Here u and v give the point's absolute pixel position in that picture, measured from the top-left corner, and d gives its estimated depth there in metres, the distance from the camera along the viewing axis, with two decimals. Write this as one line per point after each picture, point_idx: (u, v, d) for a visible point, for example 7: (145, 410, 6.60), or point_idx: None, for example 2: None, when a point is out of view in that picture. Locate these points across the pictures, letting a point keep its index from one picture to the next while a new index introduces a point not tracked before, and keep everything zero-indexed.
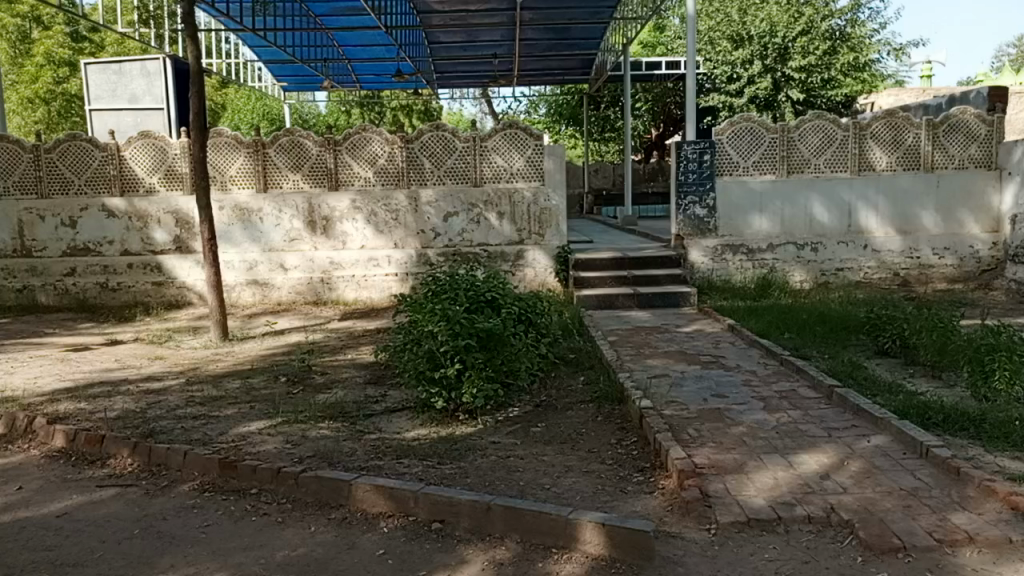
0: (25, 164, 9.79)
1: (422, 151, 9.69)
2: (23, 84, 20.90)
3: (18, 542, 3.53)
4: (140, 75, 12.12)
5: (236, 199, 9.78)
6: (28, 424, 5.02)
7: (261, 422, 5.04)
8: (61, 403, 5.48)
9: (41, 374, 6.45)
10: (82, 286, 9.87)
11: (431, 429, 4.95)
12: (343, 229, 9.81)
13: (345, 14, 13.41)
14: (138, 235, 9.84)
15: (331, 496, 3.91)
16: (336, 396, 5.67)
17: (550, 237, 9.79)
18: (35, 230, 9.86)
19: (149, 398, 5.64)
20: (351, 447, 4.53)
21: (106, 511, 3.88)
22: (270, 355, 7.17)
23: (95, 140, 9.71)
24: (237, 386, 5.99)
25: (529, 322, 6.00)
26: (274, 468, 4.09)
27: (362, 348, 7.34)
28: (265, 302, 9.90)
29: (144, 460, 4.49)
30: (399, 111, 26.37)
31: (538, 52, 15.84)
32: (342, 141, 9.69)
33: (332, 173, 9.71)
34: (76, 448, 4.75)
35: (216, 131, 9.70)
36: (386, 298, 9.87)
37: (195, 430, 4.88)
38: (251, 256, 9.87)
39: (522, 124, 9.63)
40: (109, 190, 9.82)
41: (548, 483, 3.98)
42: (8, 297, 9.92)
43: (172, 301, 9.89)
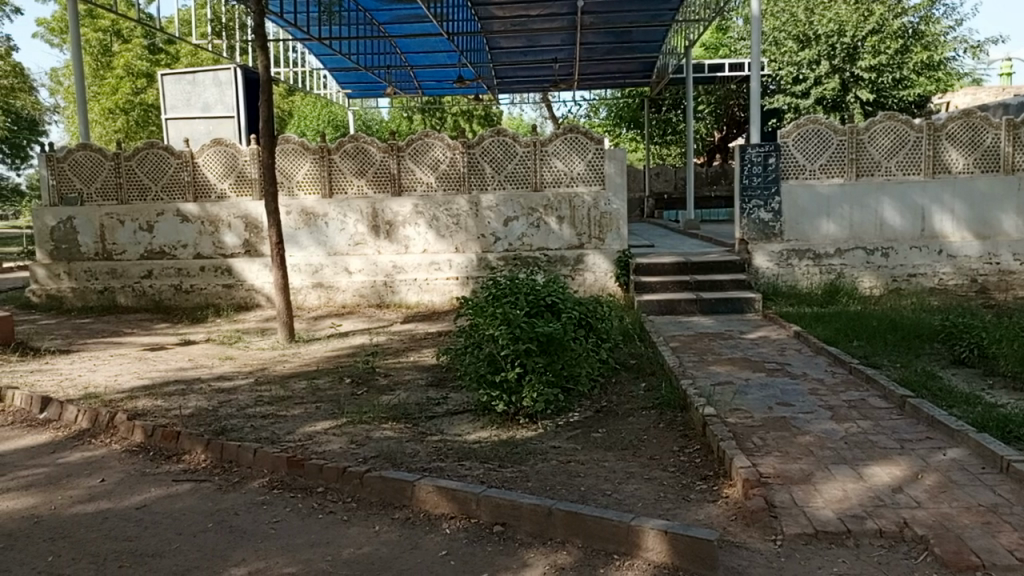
0: (106, 171, 10.28)
1: (483, 156, 9.79)
2: (105, 95, 21.99)
3: (101, 532, 3.70)
4: (212, 85, 12.55)
5: (303, 203, 10.04)
6: (109, 420, 5.25)
7: (327, 422, 5.16)
8: (140, 400, 5.72)
9: (120, 371, 6.75)
10: (158, 288, 10.26)
11: (492, 431, 4.98)
12: (406, 234, 9.97)
13: (407, 20, 13.64)
14: (210, 239, 10.20)
15: (394, 496, 3.98)
16: (399, 397, 5.76)
17: (611, 241, 9.74)
18: (115, 234, 10.31)
19: (221, 397, 5.84)
20: (414, 449, 4.61)
21: (182, 505, 4.03)
22: (334, 356, 7.34)
23: (170, 148, 10.13)
24: (304, 386, 6.15)
25: (590, 327, 5.98)
26: (340, 467, 4.19)
27: (424, 351, 7.44)
28: (330, 305, 10.08)
29: (217, 456, 4.65)
30: (460, 117, 26.73)
31: (599, 56, 15.82)
32: (405, 147, 9.86)
33: (395, 178, 9.90)
34: (153, 443, 4.95)
35: (284, 137, 9.98)
36: (447, 302, 9.94)
37: (263, 428, 5.03)
38: (317, 260, 10.10)
39: (583, 127, 9.61)
40: (184, 196, 10.21)
41: (608, 489, 3.97)
42: (90, 298, 10.39)
43: (241, 303, 10.18)
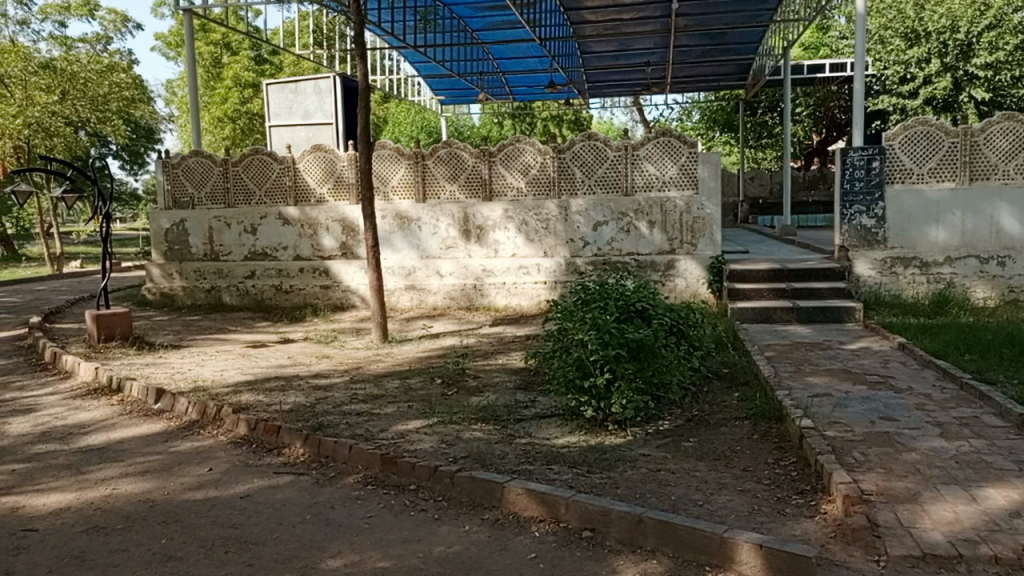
0: (216, 176, 10.88)
1: (574, 161, 9.79)
2: (215, 104, 23.25)
3: (208, 518, 3.91)
4: (313, 93, 13.03)
5: (398, 207, 10.31)
6: (216, 412, 5.54)
7: (418, 422, 5.28)
8: (244, 394, 6.00)
9: (226, 367, 7.11)
10: (260, 288, 10.73)
11: (580, 437, 4.97)
12: (496, 238, 10.08)
13: (500, 27, 13.83)
14: (309, 242, 10.59)
15: (484, 497, 4.03)
16: (488, 399, 5.82)
17: (703, 247, 9.55)
18: (222, 236, 10.86)
19: (318, 394, 6.06)
20: (503, 450, 4.65)
21: (282, 496, 4.21)
22: (426, 357, 7.48)
23: (274, 154, 10.61)
24: (396, 385, 6.31)
25: (681, 334, 5.87)
26: (432, 466, 4.28)
27: (513, 354, 7.50)
28: (421, 306, 10.28)
29: (315, 451, 4.82)
30: (550, 122, 26.88)
31: (692, 58, 15.58)
32: (496, 152, 10.00)
33: (486, 182, 10.03)
34: (256, 436, 5.19)
35: (380, 143, 10.28)
36: (536, 306, 9.95)
37: (358, 425, 5.18)
38: (410, 263, 10.33)
39: (676, 131, 9.47)
40: (286, 200, 10.67)
41: (700, 499, 3.89)
42: (198, 297, 10.97)
43: (337, 303, 10.51)
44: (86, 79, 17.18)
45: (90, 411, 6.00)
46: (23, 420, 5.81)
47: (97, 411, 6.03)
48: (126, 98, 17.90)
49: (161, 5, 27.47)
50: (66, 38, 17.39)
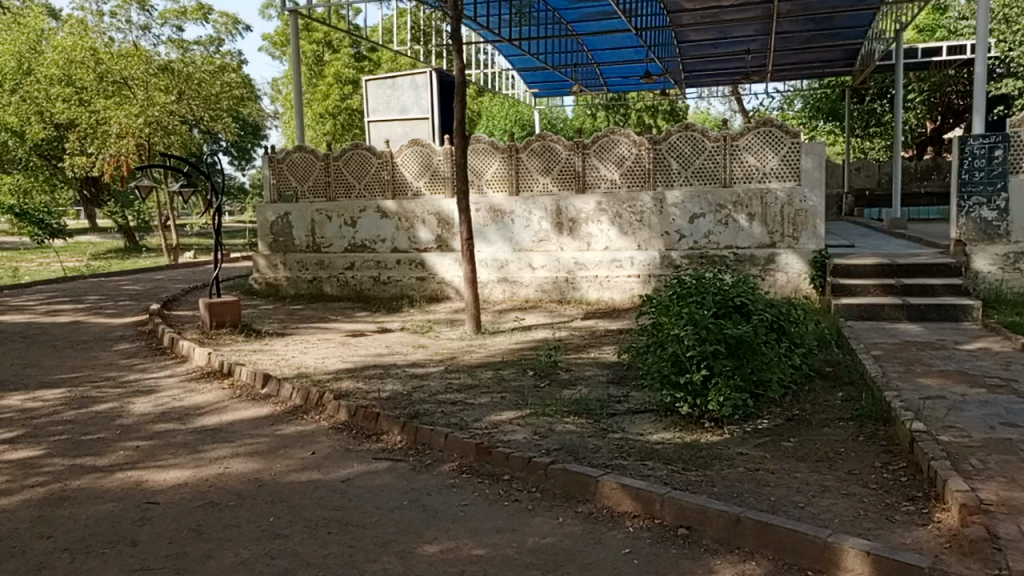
0: (318, 171, 11.28)
1: (669, 152, 9.64)
2: (317, 101, 24.18)
3: (312, 499, 4.08)
4: (410, 88, 13.29)
5: (492, 200, 10.41)
6: (319, 398, 5.76)
7: (511, 413, 5.32)
8: (344, 381, 6.22)
9: (328, 354, 7.38)
10: (359, 279, 11.06)
11: (675, 433, 4.89)
12: (588, 231, 10.02)
13: (595, 18, 13.71)
14: (406, 234, 10.84)
15: (578, 490, 4.03)
16: (581, 393, 5.81)
17: (806, 240, 9.19)
18: (324, 229, 11.25)
19: (415, 383, 6.21)
20: (596, 444, 4.63)
21: (381, 481, 4.35)
22: (518, 349, 7.54)
23: (373, 149, 10.91)
24: (490, 376, 6.39)
25: (782, 331, 5.67)
26: (526, 457, 4.31)
27: (605, 348, 7.45)
28: (513, 299, 10.35)
29: (411, 438, 4.94)
30: (644, 112, 26.52)
31: (796, 45, 15.00)
32: (591, 144, 9.94)
33: (580, 175, 10.01)
34: (356, 422, 5.37)
35: (475, 137, 10.41)
36: (629, 300, 9.82)
37: (453, 415, 5.28)
38: (503, 255, 10.42)
39: (778, 121, 9.15)
40: (384, 194, 10.96)
41: (802, 502, 3.76)
42: (301, 287, 11.41)
43: (432, 295, 10.71)
44: (200, 80, 18.20)
45: (204, 394, 6.35)
46: (144, 401, 6.21)
47: (210, 394, 6.38)
48: (235, 97, 18.89)
49: (268, 7, 28.71)
50: (182, 42, 18.42)
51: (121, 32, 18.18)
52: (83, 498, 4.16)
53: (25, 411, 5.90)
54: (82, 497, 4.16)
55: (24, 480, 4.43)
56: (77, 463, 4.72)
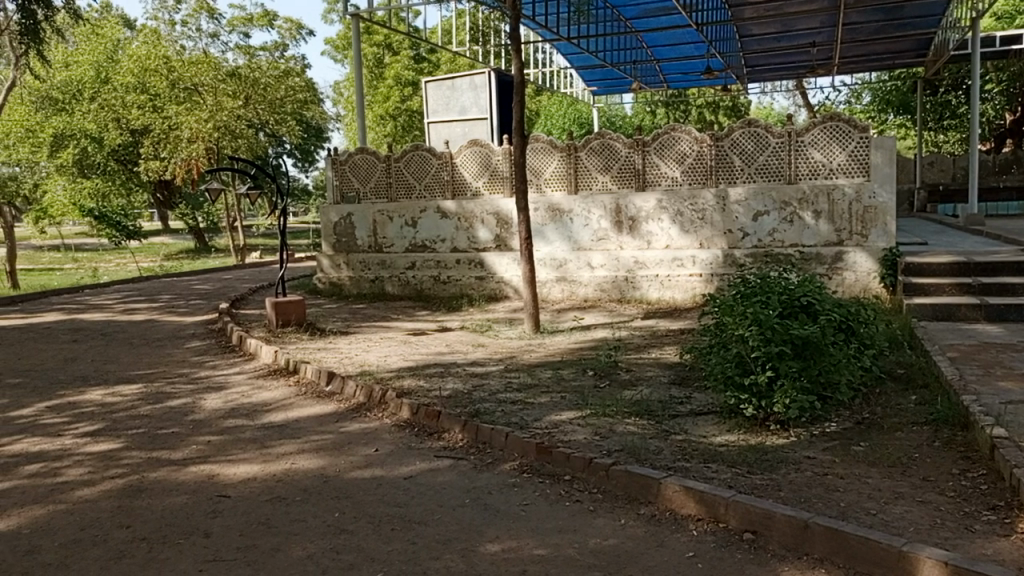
0: (379, 172, 11.45)
1: (732, 149, 9.45)
2: (377, 103, 24.60)
3: (376, 496, 4.14)
4: (469, 88, 13.37)
5: (551, 199, 10.39)
6: (381, 396, 5.85)
7: (571, 413, 5.31)
8: (406, 379, 6.30)
9: (389, 353, 7.49)
10: (419, 279, 11.19)
11: (739, 435, 4.81)
12: (649, 229, 9.92)
13: (655, 14, 13.55)
14: (466, 234, 10.93)
15: (640, 492, 3.99)
16: (642, 393, 5.75)
17: (875, 238, 8.91)
18: (385, 229, 11.42)
19: (475, 381, 6.25)
20: (658, 446, 4.57)
21: (443, 479, 4.39)
22: (578, 348, 7.51)
23: (433, 150, 11.02)
24: (550, 376, 6.38)
25: (851, 331, 5.51)
26: (587, 458, 4.29)
27: (667, 348, 7.36)
28: (572, 298, 10.31)
29: (473, 437, 4.98)
30: (705, 109, 26.11)
31: (864, 36, 14.54)
32: (651, 141, 9.83)
33: (640, 173, 9.91)
34: (418, 420, 5.43)
35: (534, 136, 10.41)
36: (690, 299, 9.67)
37: (513, 414, 5.29)
38: (562, 254, 10.39)
39: (845, 115, 8.87)
40: (444, 194, 11.06)
41: (874, 508, 3.64)
42: (363, 286, 11.61)
43: (491, 294, 10.76)
44: (266, 84, 18.70)
45: (271, 391, 6.52)
46: (215, 397, 6.41)
47: (277, 391, 6.54)
48: (299, 101, 19.36)
49: (330, 12, 29.32)
50: (249, 48, 18.96)
51: (191, 40, 18.82)
52: (159, 490, 4.32)
53: (104, 406, 6.17)
54: (157, 489, 4.32)
55: (105, 472, 4.63)
56: (153, 456, 4.91)
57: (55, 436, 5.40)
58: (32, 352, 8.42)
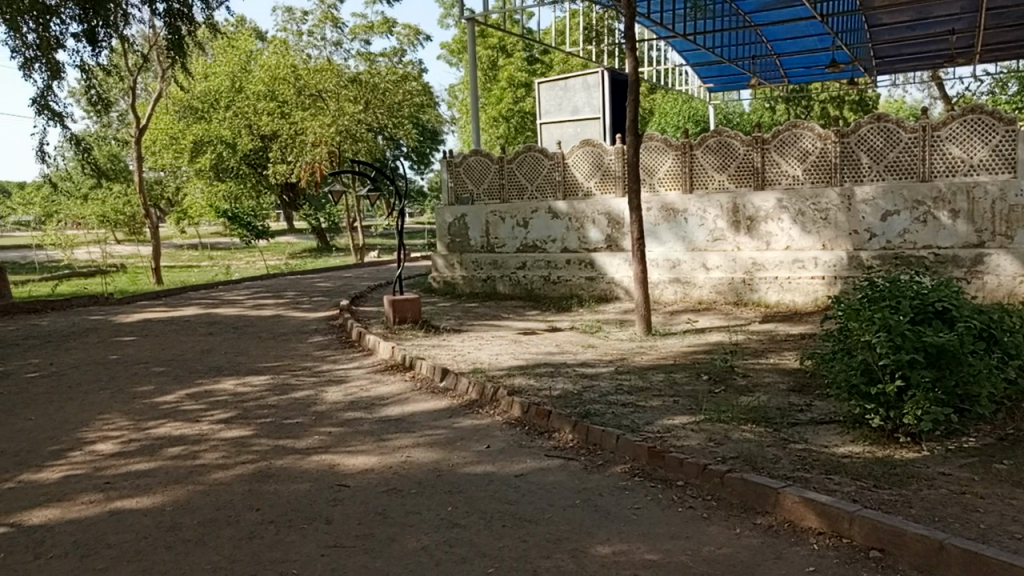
0: (492, 173, 11.63)
1: (859, 145, 8.99)
2: (491, 105, 25.04)
3: (488, 492, 4.21)
4: (582, 88, 13.35)
5: (664, 199, 10.22)
6: (493, 394, 5.94)
7: (685, 417, 5.20)
8: (517, 378, 6.36)
9: (501, 351, 7.60)
10: (530, 279, 11.27)
11: (865, 447, 4.56)
12: (768, 230, 9.57)
13: (776, 6, 13.07)
14: (577, 234, 10.91)
15: (756, 501, 3.86)
16: (759, 400, 5.56)
17: (1022, 239, 8.22)
18: (497, 229, 11.57)
19: (585, 382, 6.23)
20: (776, 454, 4.41)
21: (554, 478, 4.40)
22: (691, 352, 7.35)
23: (545, 150, 11.09)
24: (662, 379, 6.28)
25: (993, 340, 5.11)
26: (701, 464, 4.20)
27: (786, 353, 7.09)
28: (686, 300, 10.09)
29: (583, 438, 4.97)
30: (829, 103, 24.98)
31: (1011, 21, 13.45)
32: (771, 138, 9.49)
33: (759, 171, 9.59)
34: (529, 419, 5.47)
35: (648, 135, 10.28)
36: (812, 303, 9.25)
37: (624, 416, 5.24)
38: (675, 255, 10.19)
39: (989, 107, 8.25)
40: (556, 194, 11.10)
41: (1018, 532, 3.36)
42: (476, 285, 11.82)
43: (602, 294, 10.70)
44: (385, 89, 19.36)
45: (388, 386, 6.76)
46: (336, 389, 6.71)
47: (394, 385, 6.77)
48: (416, 104, 19.94)
49: (447, 16, 30.03)
50: (370, 54, 19.66)
51: (317, 49, 19.73)
52: (285, 476, 4.56)
53: (236, 395, 6.58)
54: (284, 476, 4.57)
55: (237, 456, 4.94)
56: (281, 444, 5.19)
57: (194, 421, 5.81)
58: (174, 343, 9.09)
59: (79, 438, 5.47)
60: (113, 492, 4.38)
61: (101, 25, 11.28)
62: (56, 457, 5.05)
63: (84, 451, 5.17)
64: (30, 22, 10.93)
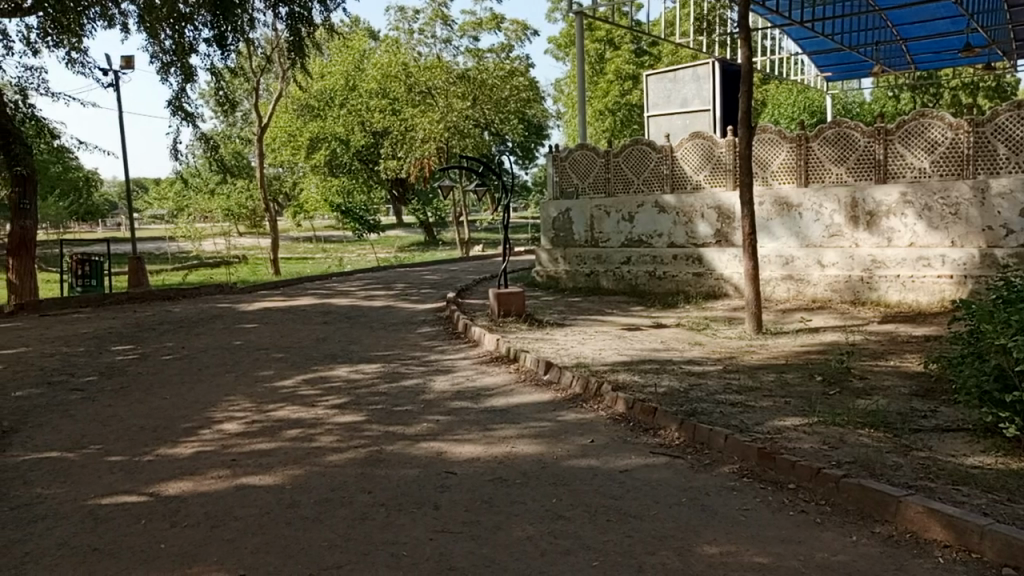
0: (598, 167, 11.58)
1: (996, 135, 8.37)
2: (597, 98, 24.91)
3: (592, 486, 4.22)
4: (691, 80, 13.07)
5: (778, 192, 9.89)
6: (597, 389, 5.93)
7: (797, 419, 5.02)
8: (621, 374, 6.33)
9: (604, 346, 7.57)
10: (635, 274, 11.14)
11: (998, 458, 4.25)
12: (890, 225, 9.07)
13: None
14: (684, 229, 10.70)
15: (875, 509, 3.68)
16: (878, 404, 5.30)
17: None
18: (602, 224, 11.51)
19: (692, 380, 6.12)
20: (897, 462, 4.19)
21: (660, 475, 4.36)
22: (804, 352, 7.08)
23: (653, 144, 10.95)
24: (773, 379, 6.08)
25: None
26: (815, 467, 4.05)
27: (908, 356, 6.72)
28: (800, 298, 9.72)
29: (690, 436, 4.89)
30: (960, 89, 23.39)
31: None
32: (895, 129, 8.99)
33: (881, 164, 9.12)
34: (633, 415, 5.44)
35: (761, 127, 9.98)
36: (938, 304, 8.68)
37: (733, 416, 5.11)
38: (789, 251, 9.83)
39: None
40: (663, 188, 10.93)
41: None
42: (579, 280, 11.80)
43: (710, 291, 10.45)
44: (493, 85, 19.62)
45: (493, 377, 6.87)
46: (444, 379, 6.89)
47: (499, 377, 6.88)
48: (523, 99, 20.10)
49: (554, 10, 30.04)
50: (478, 51, 19.94)
51: (427, 46, 20.18)
52: (396, 461, 4.73)
53: (350, 381, 6.87)
54: (395, 461, 4.74)
55: (351, 441, 5.16)
56: (391, 430, 5.38)
57: (311, 406, 6.10)
58: (292, 331, 9.58)
59: (208, 417, 5.86)
60: (239, 469, 4.67)
61: (229, 30, 11.87)
62: (189, 434, 5.43)
63: (212, 430, 5.53)
64: (167, 30, 11.77)
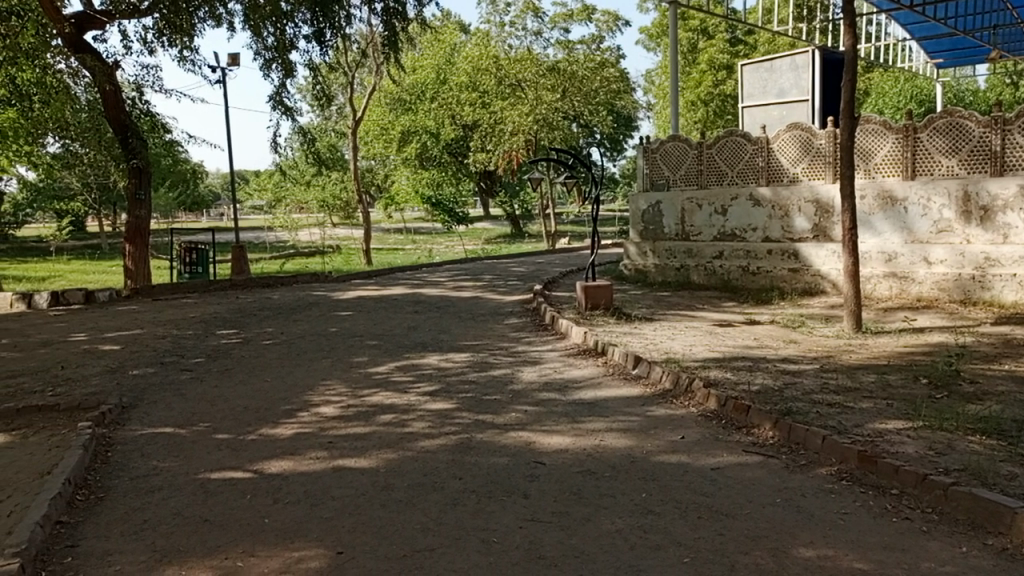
0: (690, 159, 11.36)
1: None
2: (689, 89, 24.40)
3: (682, 482, 4.17)
4: (789, 69, 12.66)
5: (881, 185, 9.46)
6: (688, 385, 5.84)
7: (900, 422, 4.81)
8: (712, 370, 6.21)
9: (695, 342, 7.44)
10: (727, 269, 10.87)
11: None
12: (1006, 220, 8.52)
13: None
14: (780, 223, 10.38)
15: (987, 520, 3.49)
16: (990, 409, 5.00)
17: None
18: (693, 217, 11.29)
19: (787, 378, 5.95)
20: (1012, 471, 3.95)
21: (752, 474, 4.27)
22: (908, 352, 6.76)
23: (749, 135, 10.69)
24: (874, 380, 5.84)
25: None
26: (920, 473, 3.87)
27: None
28: (903, 297, 9.27)
29: (785, 436, 4.76)
30: None
31: None
32: (1014, 118, 8.44)
33: (997, 155, 8.58)
34: (725, 412, 5.33)
35: (865, 118, 9.59)
36: None
37: (831, 417, 4.94)
38: (892, 247, 9.40)
39: None
40: (758, 181, 10.65)
41: None
42: (668, 274, 11.59)
43: (806, 288, 10.10)
44: (583, 76, 19.50)
45: (582, 370, 6.86)
46: (532, 370, 6.93)
47: (587, 370, 6.86)
48: (613, 90, 19.90)
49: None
50: (568, 42, 19.85)
51: (518, 39, 20.24)
52: (485, 449, 4.80)
53: (440, 370, 7.00)
54: (484, 448, 4.81)
55: (441, 428, 5.27)
56: (481, 418, 5.46)
57: (403, 392, 6.27)
58: (384, 319, 9.83)
59: (306, 400, 6.10)
60: (335, 451, 4.84)
61: (328, 27, 12.39)
62: (289, 415, 5.68)
63: (311, 412, 5.76)
64: (270, 27, 12.17)
